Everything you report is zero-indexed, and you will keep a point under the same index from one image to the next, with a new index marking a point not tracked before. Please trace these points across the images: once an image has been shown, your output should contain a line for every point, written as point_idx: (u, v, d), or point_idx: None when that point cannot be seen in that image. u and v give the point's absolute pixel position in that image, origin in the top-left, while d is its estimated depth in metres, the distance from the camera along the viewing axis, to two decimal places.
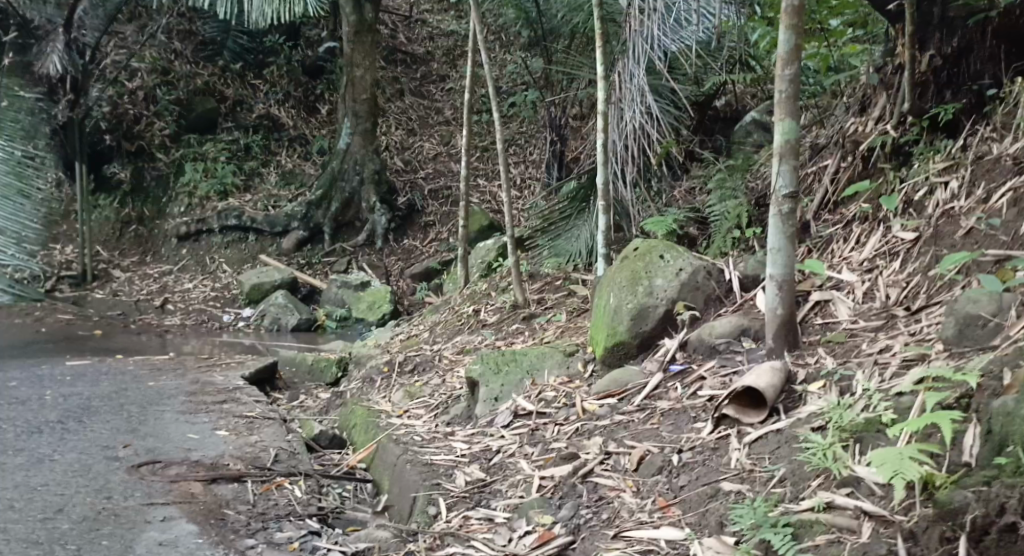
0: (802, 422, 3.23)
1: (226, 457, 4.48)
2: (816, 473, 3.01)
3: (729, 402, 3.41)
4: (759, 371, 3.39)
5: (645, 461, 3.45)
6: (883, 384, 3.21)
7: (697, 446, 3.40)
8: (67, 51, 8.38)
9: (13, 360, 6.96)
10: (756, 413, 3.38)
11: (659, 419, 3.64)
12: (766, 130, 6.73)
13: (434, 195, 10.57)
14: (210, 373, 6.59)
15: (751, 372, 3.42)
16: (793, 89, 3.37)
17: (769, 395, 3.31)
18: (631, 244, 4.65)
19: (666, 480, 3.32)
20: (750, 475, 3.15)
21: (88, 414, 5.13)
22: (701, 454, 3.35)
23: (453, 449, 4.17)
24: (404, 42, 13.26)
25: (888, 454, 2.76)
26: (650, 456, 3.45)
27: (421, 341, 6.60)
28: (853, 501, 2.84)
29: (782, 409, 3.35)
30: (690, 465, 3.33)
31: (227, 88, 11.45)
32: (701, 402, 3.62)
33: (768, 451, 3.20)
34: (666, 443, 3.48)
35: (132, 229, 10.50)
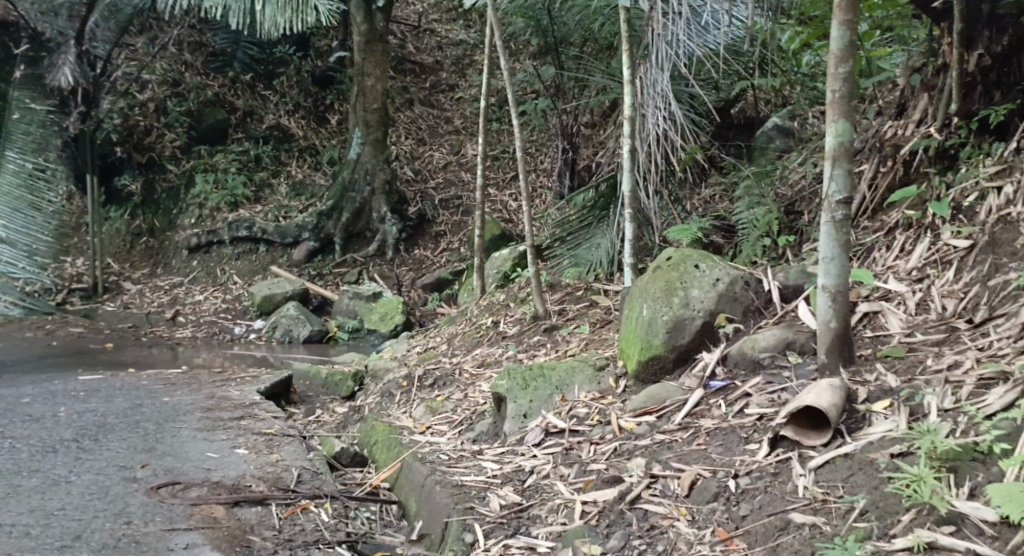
0: (872, 446, 3.06)
1: (247, 478, 4.29)
2: (909, 507, 2.82)
3: (787, 423, 3.24)
4: (819, 390, 3.22)
5: (697, 486, 3.25)
6: (966, 401, 3.07)
7: (754, 471, 3.21)
8: (79, 64, 8.42)
9: (26, 374, 6.79)
10: (817, 435, 3.20)
11: (706, 440, 3.45)
12: (789, 136, 6.53)
13: (445, 204, 10.39)
14: (223, 388, 6.41)
15: (810, 391, 3.24)
16: (848, 89, 3.22)
17: (833, 416, 3.14)
18: (661, 252, 4.45)
19: (723, 508, 3.13)
20: (824, 506, 2.95)
21: (104, 432, 4.96)
22: (761, 480, 3.15)
23: (483, 470, 3.98)
24: (412, 52, 13.11)
25: (1012, 492, 2.64)
26: (702, 480, 3.26)
27: (438, 353, 6.41)
28: (962, 543, 2.67)
29: (846, 431, 3.17)
30: (750, 493, 3.13)
31: (237, 99, 11.32)
32: (750, 422, 3.44)
33: (839, 478, 3.02)
34: (718, 466, 3.29)
35: (143, 241, 10.37)
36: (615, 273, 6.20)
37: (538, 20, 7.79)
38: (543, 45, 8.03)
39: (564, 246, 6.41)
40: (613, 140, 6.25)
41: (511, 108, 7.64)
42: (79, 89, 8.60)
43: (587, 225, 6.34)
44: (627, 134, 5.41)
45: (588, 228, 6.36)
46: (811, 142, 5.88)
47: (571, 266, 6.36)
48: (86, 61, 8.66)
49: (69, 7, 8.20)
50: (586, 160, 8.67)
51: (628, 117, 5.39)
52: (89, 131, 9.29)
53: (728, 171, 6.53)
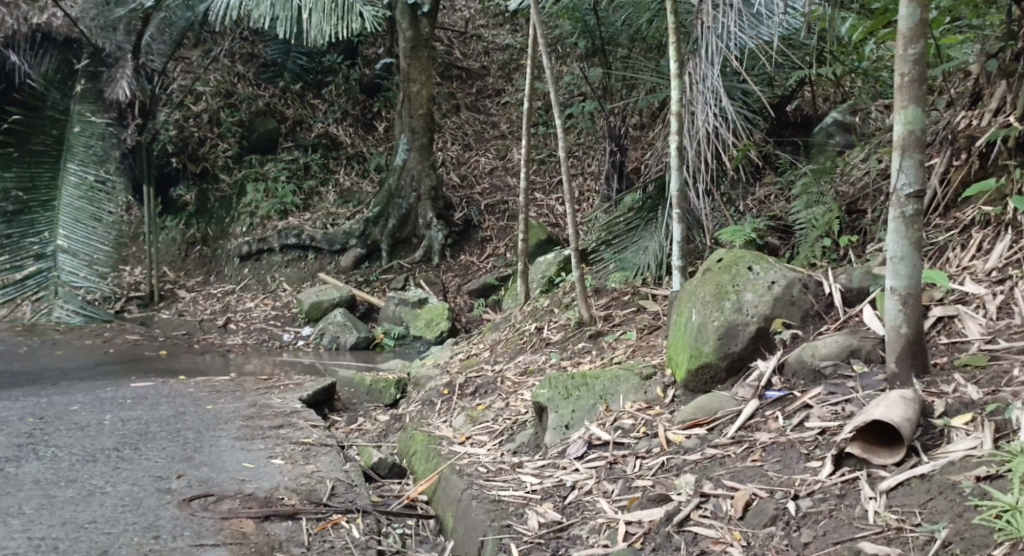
0: (950, 467, 2.79)
1: (281, 490, 4.12)
2: (1000, 541, 2.52)
3: (854, 439, 2.98)
4: (890, 403, 2.95)
5: (752, 508, 3.00)
6: None
7: (816, 491, 2.95)
8: (136, 77, 8.28)
9: (79, 381, 6.72)
10: (887, 453, 2.94)
11: (762, 456, 3.20)
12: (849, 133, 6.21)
13: (491, 210, 10.20)
14: (266, 396, 6.27)
15: (879, 404, 2.98)
16: (918, 72, 2.95)
17: (906, 432, 2.87)
18: (713, 253, 4.19)
19: (782, 533, 2.87)
20: (898, 535, 2.69)
21: (143, 440, 4.83)
22: (825, 502, 2.90)
23: (522, 484, 3.76)
24: (459, 58, 12.98)
25: None
26: (758, 501, 3.00)
27: (482, 360, 6.20)
28: None
29: (920, 449, 2.91)
30: (813, 517, 2.87)
31: (287, 109, 11.24)
32: (811, 436, 3.18)
33: (915, 502, 2.75)
34: (776, 486, 3.03)
35: (197, 249, 10.31)
36: (664, 277, 5.95)
37: (585, 21, 7.62)
38: (591, 46, 7.81)
39: (611, 249, 6.17)
40: (662, 140, 6.00)
41: (553, 103, 7.23)
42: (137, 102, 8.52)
43: (634, 228, 6.10)
44: (674, 131, 5.15)
45: (635, 232, 6.13)
46: (873, 139, 5.56)
47: (617, 270, 6.12)
48: (143, 74, 8.49)
49: (126, 21, 8.15)
50: (635, 162, 8.41)
51: (676, 114, 5.13)
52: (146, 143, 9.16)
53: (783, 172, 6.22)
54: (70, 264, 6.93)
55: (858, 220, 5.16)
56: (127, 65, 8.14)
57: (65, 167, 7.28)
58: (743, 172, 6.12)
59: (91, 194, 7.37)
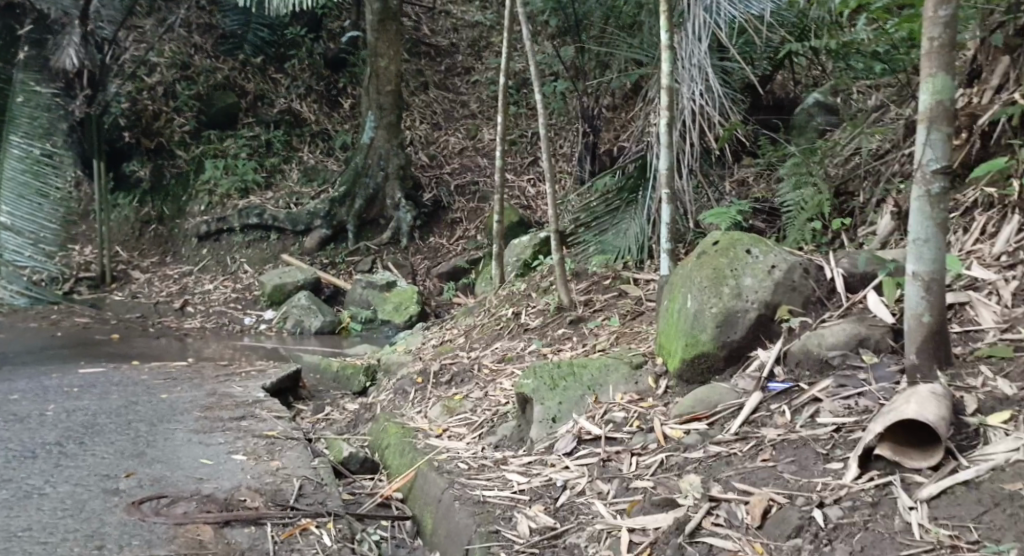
0: (999, 474, 2.60)
1: (243, 490, 3.84)
2: None
3: (883, 441, 2.77)
4: (921, 399, 2.75)
5: (772, 516, 2.78)
6: None
7: (844, 498, 2.73)
8: (84, 45, 7.98)
9: (23, 367, 6.37)
10: (920, 455, 2.74)
11: (773, 455, 2.99)
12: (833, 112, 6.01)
13: (461, 191, 9.88)
14: (226, 383, 5.95)
15: (909, 400, 2.77)
16: (949, 36, 2.75)
17: (943, 433, 2.67)
18: (707, 235, 3.96)
19: (810, 546, 2.65)
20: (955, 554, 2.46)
21: (91, 434, 4.51)
22: (858, 512, 2.67)
23: (508, 484, 3.51)
24: (428, 34, 12.63)
25: None
26: (778, 509, 2.78)
27: (456, 347, 5.93)
28: None
29: (957, 451, 2.72)
30: (846, 529, 2.65)
31: (248, 82, 10.83)
32: (825, 433, 2.98)
33: (966, 516, 2.54)
34: (796, 491, 2.82)
35: (151, 229, 9.95)
36: (646, 260, 5.70)
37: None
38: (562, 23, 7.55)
39: (590, 231, 5.92)
40: (642, 118, 5.73)
41: (531, 76, 6.87)
42: (85, 72, 8.21)
43: (614, 210, 5.86)
44: (664, 107, 4.89)
45: (615, 213, 5.89)
46: (861, 117, 5.35)
47: (598, 253, 5.86)
48: (91, 42, 8.16)
49: None
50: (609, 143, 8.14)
51: (669, 87, 4.87)
52: (97, 114, 8.76)
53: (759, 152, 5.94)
54: (13, 242, 6.31)
55: (849, 202, 4.95)
56: (75, 32, 7.79)
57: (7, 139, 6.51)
58: (726, 151, 5.88)
59: (36, 169, 6.54)
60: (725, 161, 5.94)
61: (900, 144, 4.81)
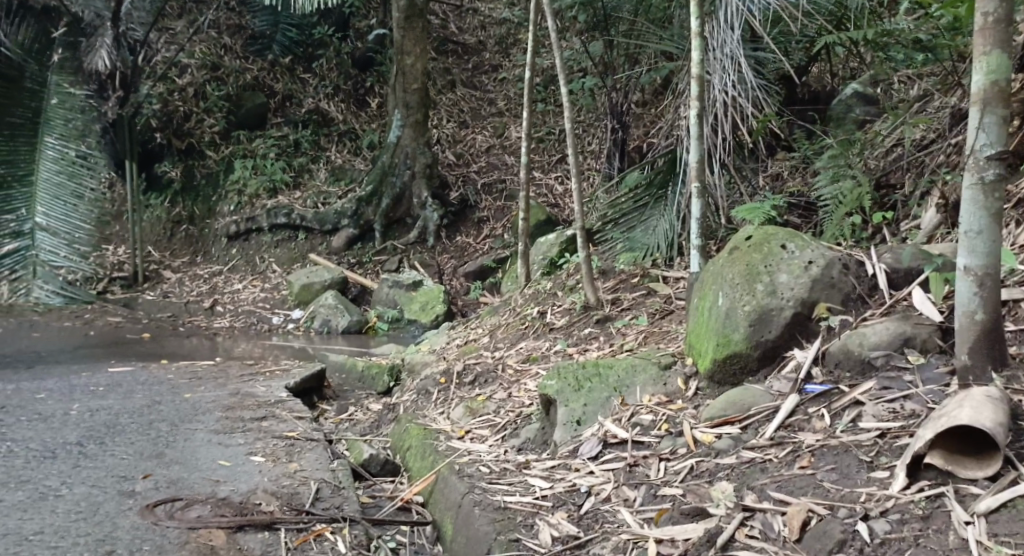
0: None
1: (259, 494, 3.71)
2: None
3: (934, 450, 2.59)
4: (976, 403, 2.56)
5: (811, 528, 2.59)
6: None
7: (892, 510, 2.55)
8: (116, 46, 7.73)
9: (55, 367, 6.31)
10: (975, 464, 2.55)
11: (812, 462, 2.81)
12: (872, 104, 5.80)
13: (488, 189, 9.73)
14: (249, 383, 5.84)
15: (963, 404, 2.59)
16: (1004, 10, 2.57)
17: (1001, 440, 2.48)
18: (741, 231, 3.79)
19: None
20: None
21: (111, 434, 4.41)
22: (908, 526, 2.48)
23: (530, 489, 3.35)
24: (454, 32, 12.49)
25: None
26: (817, 521, 2.60)
27: (481, 346, 5.77)
28: None
29: (1017, 460, 2.52)
30: (894, 544, 2.46)
31: (276, 82, 10.77)
32: (869, 440, 2.81)
33: None
34: (837, 502, 2.64)
35: (183, 229, 9.88)
36: (676, 257, 5.53)
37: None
38: (592, 21, 7.39)
39: (617, 228, 5.75)
40: (671, 111, 5.55)
41: (558, 69, 6.66)
42: (117, 73, 8.00)
43: (642, 206, 5.69)
44: (693, 97, 4.70)
45: (643, 210, 5.72)
46: (900, 110, 5.15)
47: (625, 251, 5.70)
48: (123, 43, 7.99)
49: None
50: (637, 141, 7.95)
51: (702, 78, 4.68)
52: (129, 116, 8.69)
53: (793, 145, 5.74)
54: (50, 243, 6.63)
55: (890, 196, 4.77)
56: (106, 34, 7.56)
57: (41, 141, 6.74)
58: (759, 145, 5.68)
59: (72, 169, 6.82)
60: (757, 155, 5.74)
61: (945, 133, 4.65)
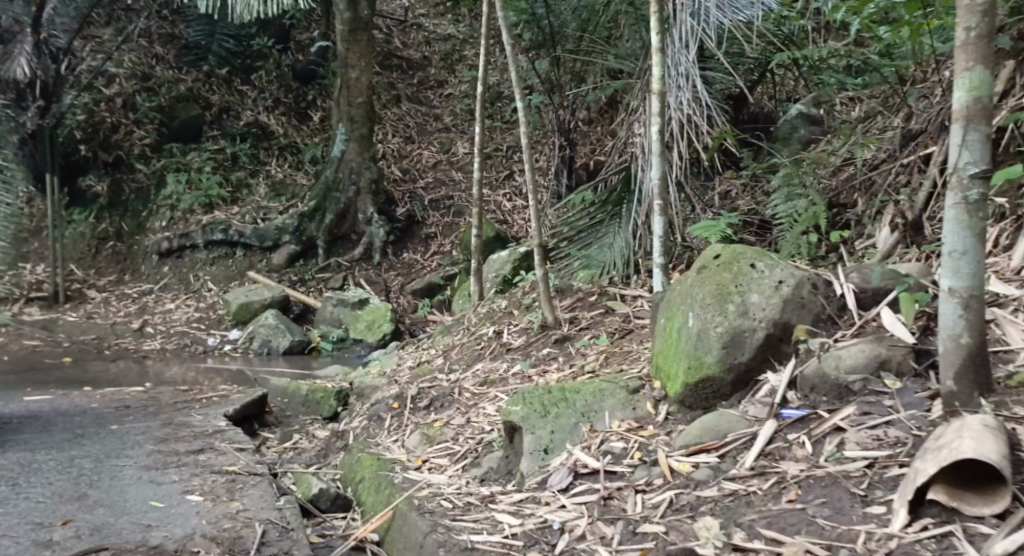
0: None
1: (196, 538, 3.52)
2: None
3: (939, 485, 2.53)
4: (977, 434, 2.51)
5: None
6: None
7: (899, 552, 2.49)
8: (37, 55, 7.53)
9: None
10: (978, 498, 2.51)
11: (800, 495, 2.76)
12: (817, 125, 5.70)
13: (435, 205, 9.54)
14: (185, 411, 5.56)
15: (964, 435, 2.53)
16: (988, 25, 2.56)
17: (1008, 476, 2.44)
18: (707, 248, 3.70)
19: None
20: None
21: (29, 474, 4.14)
22: None
23: (498, 526, 3.21)
24: (399, 48, 12.31)
25: None
26: None
27: (434, 369, 5.58)
28: None
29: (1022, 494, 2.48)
30: None
31: (213, 95, 10.41)
32: (857, 470, 2.76)
33: None
34: (833, 540, 2.58)
35: (109, 245, 9.46)
36: (632, 275, 5.43)
37: (532, 8, 7.08)
38: (536, 38, 7.26)
39: (572, 246, 5.63)
40: (625, 129, 5.44)
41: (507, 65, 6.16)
42: (39, 80, 7.71)
43: (597, 223, 5.57)
44: (653, 113, 4.60)
45: (597, 227, 5.59)
46: (846, 125, 5.12)
47: (583, 268, 5.57)
48: (45, 52, 7.72)
49: None
50: (584, 156, 7.86)
51: (660, 93, 4.57)
52: (50, 126, 8.37)
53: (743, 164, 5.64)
54: None
55: (843, 214, 4.65)
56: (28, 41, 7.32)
57: None
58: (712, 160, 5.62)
59: None
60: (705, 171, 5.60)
61: (896, 153, 4.52)
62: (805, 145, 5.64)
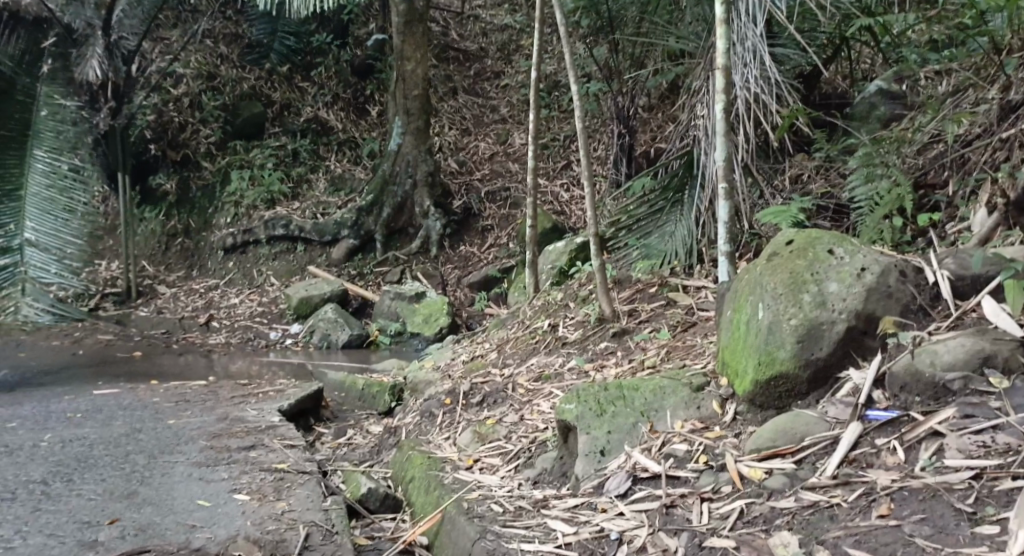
0: None
1: (240, 541, 3.33)
2: None
3: None
4: None
5: None
6: None
7: None
8: (108, 57, 7.33)
9: (36, 388, 5.91)
10: None
11: (892, 510, 2.50)
12: (894, 104, 5.30)
13: (492, 197, 9.31)
14: (240, 406, 5.40)
15: None
16: None
17: None
18: (780, 234, 3.40)
19: None
20: None
21: (82, 469, 4.00)
22: None
23: (551, 534, 2.97)
24: (455, 39, 12.09)
25: None
26: None
27: (489, 363, 5.34)
28: None
29: None
30: None
31: (274, 92, 10.30)
32: (961, 482, 2.50)
33: None
34: None
35: (178, 242, 9.44)
36: (696, 265, 5.12)
37: None
38: (594, 24, 6.95)
39: (631, 236, 5.31)
40: (687, 110, 5.12)
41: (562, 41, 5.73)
42: (109, 83, 7.54)
43: (658, 210, 5.26)
44: (720, 91, 4.24)
45: (658, 214, 5.28)
46: (931, 103, 4.73)
47: (641, 258, 5.28)
48: (116, 54, 7.56)
49: None
50: (644, 146, 7.53)
51: (723, 67, 4.20)
52: (121, 127, 8.20)
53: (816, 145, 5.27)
54: (37, 259, 5.29)
55: (931, 196, 4.35)
56: (98, 43, 6.97)
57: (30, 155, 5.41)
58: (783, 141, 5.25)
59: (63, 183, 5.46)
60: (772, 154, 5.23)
61: (992, 129, 4.15)
62: (884, 124, 5.26)
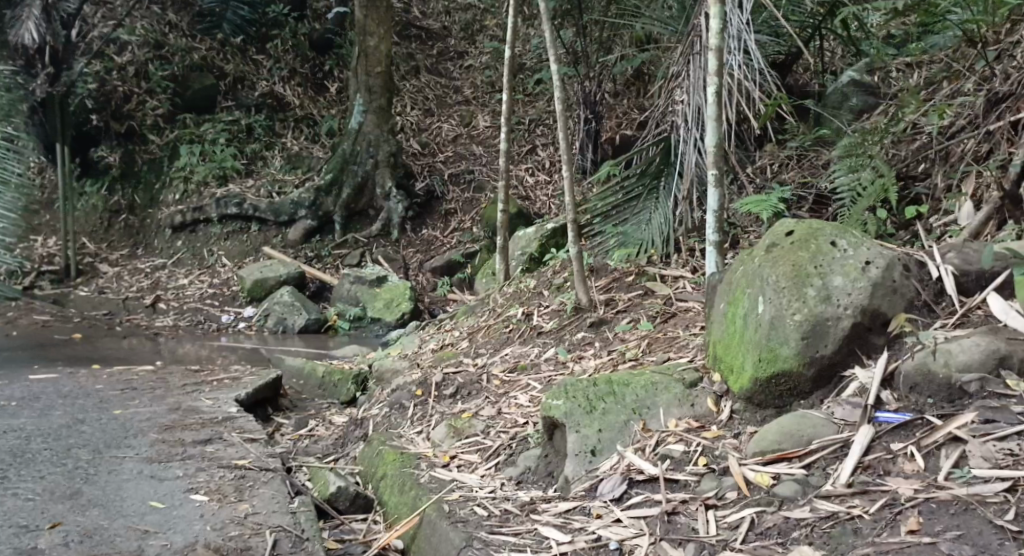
0: None
1: (198, 549, 3.12)
2: None
3: None
4: None
5: None
6: None
7: None
8: (47, 19, 6.92)
9: None
10: None
11: (920, 526, 2.39)
12: (869, 92, 5.19)
13: (455, 179, 9.08)
14: (193, 395, 5.12)
15: None
16: None
17: None
18: (778, 223, 3.24)
19: None
20: None
21: (19, 465, 3.75)
22: None
23: (543, 542, 2.84)
24: (418, 17, 11.79)
25: None
26: None
27: (459, 352, 5.14)
28: None
29: None
30: None
31: (227, 64, 9.91)
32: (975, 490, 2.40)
33: None
34: None
35: (122, 219, 9.11)
36: (674, 255, 4.96)
37: None
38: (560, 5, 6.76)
39: (607, 223, 5.14)
40: (663, 96, 4.85)
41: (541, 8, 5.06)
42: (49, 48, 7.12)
43: (635, 198, 5.09)
44: (710, 72, 4.06)
45: (635, 201, 5.11)
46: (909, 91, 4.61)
47: (617, 246, 5.09)
48: (58, 18, 7.18)
49: None
50: (610, 131, 7.34)
51: (717, 49, 4.03)
52: (61, 95, 7.84)
53: (791, 133, 5.15)
54: None
55: (912, 189, 4.22)
56: None
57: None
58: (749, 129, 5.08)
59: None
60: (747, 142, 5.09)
61: (979, 118, 4.06)
62: (859, 113, 5.14)
